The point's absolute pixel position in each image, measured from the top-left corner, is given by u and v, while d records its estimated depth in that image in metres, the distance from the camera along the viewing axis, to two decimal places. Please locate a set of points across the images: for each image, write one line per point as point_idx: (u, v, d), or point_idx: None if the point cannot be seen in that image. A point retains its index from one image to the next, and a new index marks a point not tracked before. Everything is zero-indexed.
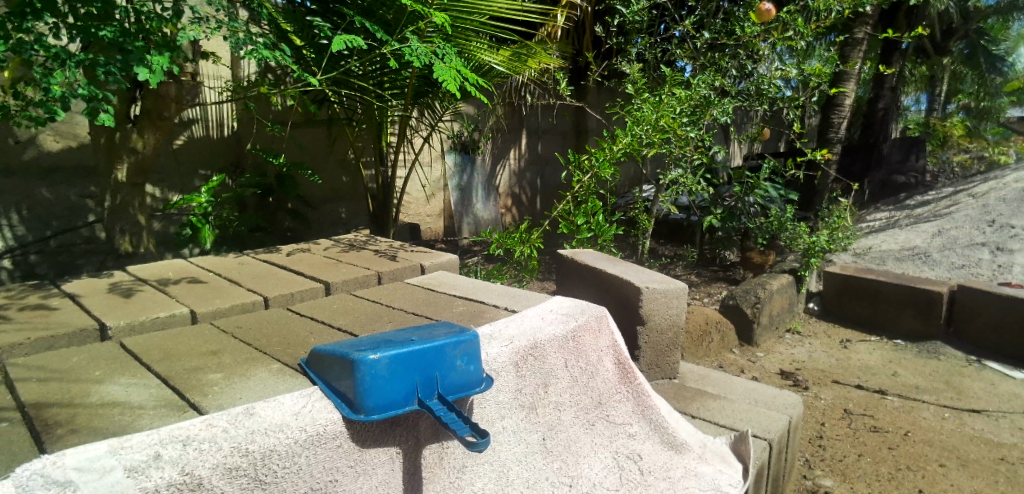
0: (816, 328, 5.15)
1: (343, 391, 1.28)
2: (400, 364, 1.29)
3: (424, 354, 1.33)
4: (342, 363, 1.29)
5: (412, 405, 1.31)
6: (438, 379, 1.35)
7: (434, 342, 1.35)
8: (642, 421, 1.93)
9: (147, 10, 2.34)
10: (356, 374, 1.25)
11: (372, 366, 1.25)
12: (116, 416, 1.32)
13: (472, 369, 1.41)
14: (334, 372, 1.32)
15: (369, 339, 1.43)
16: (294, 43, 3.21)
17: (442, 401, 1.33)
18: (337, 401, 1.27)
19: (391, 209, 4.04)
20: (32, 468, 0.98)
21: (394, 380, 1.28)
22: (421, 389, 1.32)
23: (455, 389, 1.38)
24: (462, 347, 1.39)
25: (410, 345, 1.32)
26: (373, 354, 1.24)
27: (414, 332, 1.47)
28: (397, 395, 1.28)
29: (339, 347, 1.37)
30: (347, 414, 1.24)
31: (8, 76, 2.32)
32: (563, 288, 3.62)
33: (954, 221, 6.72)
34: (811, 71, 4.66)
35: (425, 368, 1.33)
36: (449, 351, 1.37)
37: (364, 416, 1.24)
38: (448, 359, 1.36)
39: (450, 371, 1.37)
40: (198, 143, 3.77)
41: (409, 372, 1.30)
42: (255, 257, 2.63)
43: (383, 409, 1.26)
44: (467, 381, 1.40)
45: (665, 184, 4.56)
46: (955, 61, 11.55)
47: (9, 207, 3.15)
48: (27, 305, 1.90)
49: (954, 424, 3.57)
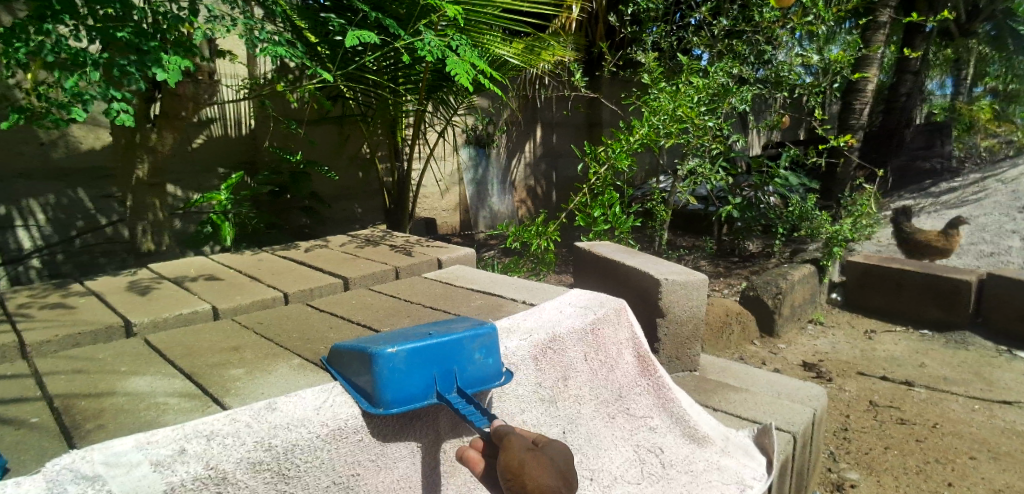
0: (839, 319, 5.09)
1: (362, 385, 1.28)
2: (418, 356, 1.29)
3: (443, 346, 1.33)
4: (359, 358, 1.29)
5: (431, 398, 1.31)
6: (457, 373, 1.34)
7: (453, 335, 1.35)
8: (663, 414, 1.93)
9: (163, 11, 2.36)
10: (373, 368, 1.25)
11: (390, 359, 1.25)
12: (142, 411, 1.34)
13: (493, 361, 1.41)
14: (352, 369, 1.32)
15: (387, 333, 1.43)
16: (309, 40, 3.21)
17: (461, 394, 1.33)
18: (357, 396, 1.28)
19: (408, 204, 4.05)
20: (61, 463, 0.99)
21: (413, 374, 1.27)
22: (440, 381, 1.32)
23: (475, 382, 1.38)
24: (481, 340, 1.40)
25: (427, 338, 1.32)
26: (391, 347, 1.24)
27: (431, 325, 1.47)
28: (415, 388, 1.28)
29: (357, 342, 1.37)
30: (366, 408, 1.24)
31: (30, 78, 2.35)
32: (581, 281, 3.61)
33: (981, 208, 6.59)
34: (832, 56, 4.57)
35: (443, 361, 1.33)
36: (468, 344, 1.37)
37: (383, 410, 1.24)
38: (467, 351, 1.37)
39: (469, 364, 1.37)
40: (216, 142, 3.80)
41: (428, 364, 1.30)
42: (273, 253, 2.65)
43: (401, 402, 1.26)
44: (487, 374, 1.40)
45: (683, 175, 4.51)
46: (982, 44, 11.26)
47: (35, 207, 3.21)
48: (51, 303, 1.92)
49: (984, 416, 3.50)
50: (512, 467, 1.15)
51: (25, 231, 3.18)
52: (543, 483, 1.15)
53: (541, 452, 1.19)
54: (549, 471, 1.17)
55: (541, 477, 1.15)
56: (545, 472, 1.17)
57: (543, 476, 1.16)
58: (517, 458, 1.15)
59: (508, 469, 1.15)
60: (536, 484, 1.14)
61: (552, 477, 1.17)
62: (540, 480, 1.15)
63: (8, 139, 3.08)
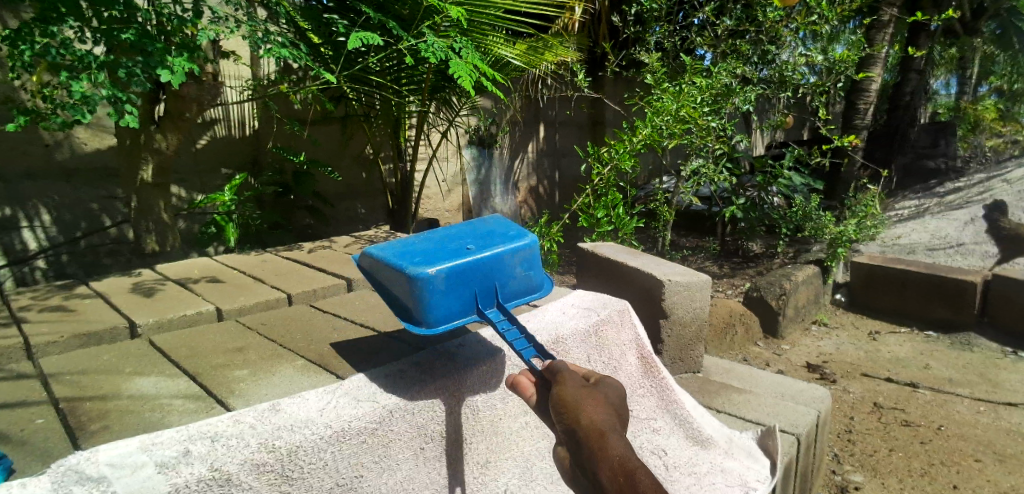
0: (843, 320, 5.08)
1: (405, 303, 1.39)
2: (457, 276, 1.38)
3: (482, 264, 1.42)
4: (399, 277, 1.39)
5: (471, 314, 1.43)
6: (496, 288, 1.45)
7: (493, 252, 1.44)
8: (666, 416, 1.94)
9: (167, 12, 2.37)
10: (415, 290, 1.35)
11: (431, 281, 1.35)
12: (146, 412, 1.34)
13: (530, 274, 1.52)
14: (392, 284, 1.42)
15: (423, 241, 1.52)
16: (312, 41, 3.21)
17: (500, 310, 1.45)
18: (400, 312, 1.40)
19: (412, 205, 4.06)
20: (66, 464, 0.99)
21: (452, 292, 1.38)
22: (481, 298, 1.43)
23: (513, 295, 1.49)
24: (519, 255, 1.49)
25: (466, 257, 1.41)
26: (430, 270, 1.33)
27: (466, 234, 1.55)
28: (456, 304, 1.40)
29: (398, 251, 1.46)
30: (409, 325, 1.37)
31: (36, 80, 2.36)
32: (584, 282, 3.61)
33: (987, 208, 6.56)
34: (836, 55, 4.56)
35: (482, 278, 1.43)
36: (506, 260, 1.47)
37: (427, 328, 1.37)
38: (505, 268, 1.46)
39: (509, 279, 1.47)
40: (220, 143, 3.81)
41: (467, 282, 1.40)
42: (277, 253, 2.66)
43: (445, 319, 1.38)
44: (524, 287, 1.51)
45: (686, 175, 4.51)
46: (987, 43, 11.22)
47: (40, 207, 3.22)
48: (56, 305, 1.93)
49: (989, 418, 3.49)
50: (565, 399, 1.19)
51: (31, 231, 3.19)
52: (597, 417, 1.17)
53: (594, 391, 1.23)
54: (602, 407, 1.20)
55: (595, 413, 1.17)
56: (599, 407, 1.20)
57: (596, 411, 1.18)
58: (571, 391, 1.20)
59: (562, 402, 1.19)
60: (590, 418, 1.16)
61: (606, 412, 1.20)
62: (594, 413, 1.17)
63: (14, 140, 3.10)
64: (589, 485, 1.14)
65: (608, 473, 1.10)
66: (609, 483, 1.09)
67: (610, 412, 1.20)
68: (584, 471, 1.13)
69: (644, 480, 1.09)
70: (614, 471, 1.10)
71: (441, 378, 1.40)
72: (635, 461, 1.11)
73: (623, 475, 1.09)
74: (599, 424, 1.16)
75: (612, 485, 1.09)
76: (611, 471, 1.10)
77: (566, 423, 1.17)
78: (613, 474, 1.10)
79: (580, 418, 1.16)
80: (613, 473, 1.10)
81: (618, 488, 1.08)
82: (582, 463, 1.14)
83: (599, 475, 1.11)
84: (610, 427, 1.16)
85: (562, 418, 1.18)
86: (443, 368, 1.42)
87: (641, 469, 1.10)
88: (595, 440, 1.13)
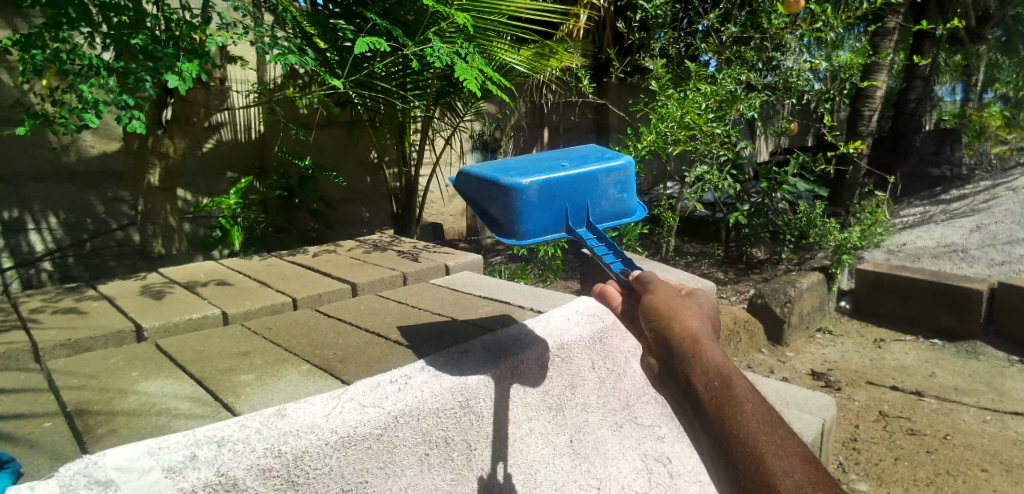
0: (848, 327, 5.07)
1: (496, 214, 1.38)
2: (550, 190, 1.36)
3: (576, 181, 1.39)
4: (492, 189, 1.38)
5: (561, 233, 1.39)
6: (589, 207, 1.41)
7: (588, 169, 1.39)
8: (670, 423, 1.94)
9: (176, 18, 2.38)
10: (509, 201, 1.34)
11: (524, 192, 1.32)
12: (153, 416, 1.35)
13: (625, 197, 1.45)
14: (483, 196, 1.41)
15: (517, 161, 1.49)
16: (318, 46, 3.23)
17: (592, 230, 1.40)
18: (491, 225, 1.39)
19: (416, 210, 4.08)
20: (73, 468, 0.98)
21: (545, 206, 1.35)
22: (572, 216, 1.40)
23: (605, 218, 1.44)
24: (615, 176, 1.43)
25: (562, 172, 1.37)
26: (524, 180, 1.31)
27: (561, 155, 1.51)
28: (548, 220, 1.37)
29: (491, 167, 1.45)
30: (499, 237, 1.36)
31: (46, 84, 2.39)
32: (588, 288, 3.62)
33: (992, 216, 6.55)
34: (842, 63, 4.56)
35: (575, 196, 1.39)
36: (601, 180, 1.42)
37: (516, 241, 1.36)
38: (599, 187, 1.41)
39: (602, 200, 1.42)
40: (226, 147, 3.83)
41: (560, 197, 1.37)
42: (282, 258, 2.67)
43: (535, 233, 1.36)
44: (617, 211, 1.45)
45: (690, 182, 4.51)
46: (993, 51, 11.21)
47: (47, 210, 3.24)
48: (64, 307, 1.94)
49: (996, 427, 3.48)
50: (657, 307, 1.13)
51: (38, 234, 3.21)
52: (691, 326, 1.10)
53: (687, 301, 1.18)
54: (697, 317, 1.15)
55: (691, 323, 1.11)
56: (692, 316, 1.13)
57: (692, 321, 1.11)
58: (664, 299, 1.15)
59: (653, 309, 1.14)
60: (685, 326, 1.10)
61: (700, 322, 1.14)
62: (688, 321, 1.11)
63: (23, 143, 3.12)
64: (677, 394, 1.08)
65: (704, 383, 1.03)
66: (703, 390, 1.03)
67: (704, 324, 1.15)
68: (676, 382, 1.07)
69: (742, 394, 1.02)
70: (709, 378, 1.03)
71: (446, 385, 1.41)
72: (734, 373, 1.04)
73: (721, 385, 1.03)
74: (696, 333, 1.09)
75: (707, 396, 1.02)
76: (707, 381, 1.03)
77: (659, 333, 1.11)
78: (710, 383, 1.03)
79: (675, 326, 1.10)
80: (710, 383, 1.03)
81: (715, 400, 1.02)
82: (674, 372, 1.07)
83: (692, 381, 1.04)
84: (707, 338, 1.10)
85: (655, 327, 1.12)
86: (447, 375, 1.44)
87: (740, 382, 1.03)
88: (691, 349, 1.06)
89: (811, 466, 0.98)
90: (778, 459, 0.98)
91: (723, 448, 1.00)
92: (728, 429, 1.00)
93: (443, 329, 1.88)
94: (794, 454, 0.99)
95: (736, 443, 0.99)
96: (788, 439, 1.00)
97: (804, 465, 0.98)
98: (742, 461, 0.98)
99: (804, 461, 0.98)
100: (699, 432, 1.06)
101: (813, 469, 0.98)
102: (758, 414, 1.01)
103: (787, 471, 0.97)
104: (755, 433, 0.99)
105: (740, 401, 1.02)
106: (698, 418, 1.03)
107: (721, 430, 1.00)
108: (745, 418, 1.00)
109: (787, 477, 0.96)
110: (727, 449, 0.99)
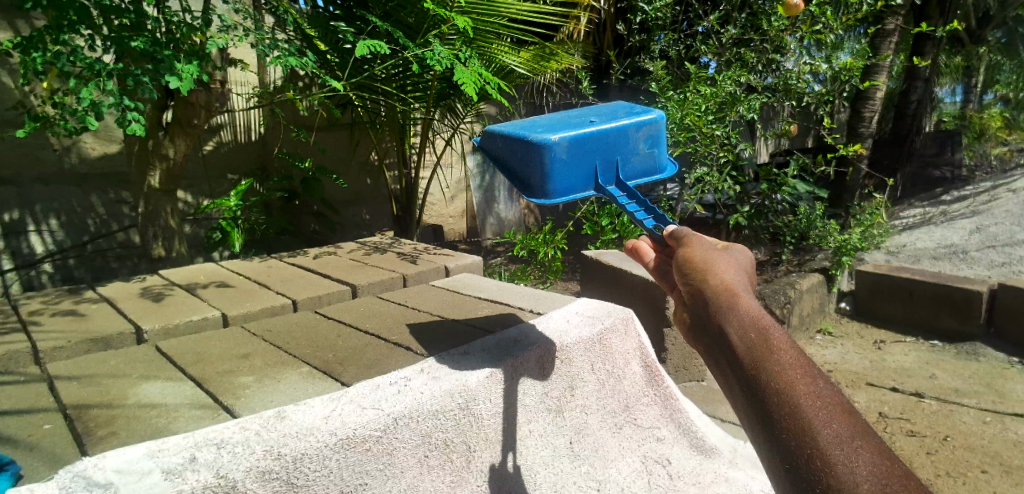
0: (848, 329, 5.07)
1: (527, 174, 1.41)
2: (580, 146, 1.39)
3: (606, 137, 1.42)
4: (522, 147, 1.41)
5: (591, 190, 1.42)
6: (618, 164, 1.44)
7: (618, 124, 1.43)
8: (670, 425, 1.94)
9: (176, 21, 2.39)
10: (539, 158, 1.37)
11: (554, 148, 1.36)
12: (153, 418, 1.35)
13: (654, 152, 1.48)
14: (513, 157, 1.45)
15: (545, 120, 1.52)
16: (319, 48, 3.26)
17: (621, 187, 1.43)
18: (521, 185, 1.42)
19: (417, 212, 4.09)
20: (74, 470, 1.00)
21: (574, 163, 1.39)
22: (601, 173, 1.43)
23: (635, 174, 1.47)
24: (644, 131, 1.46)
25: (592, 128, 1.41)
26: (555, 136, 1.34)
27: (590, 114, 1.54)
28: (577, 178, 1.40)
29: (521, 127, 1.48)
30: (529, 196, 1.39)
31: (47, 87, 2.39)
32: (588, 290, 3.62)
33: (992, 217, 6.55)
34: (841, 64, 4.59)
35: (605, 152, 1.42)
36: (631, 135, 1.45)
37: (545, 200, 1.38)
38: (629, 143, 1.44)
39: (631, 156, 1.45)
40: (226, 148, 3.83)
41: (590, 154, 1.40)
42: (282, 259, 2.67)
43: (565, 191, 1.39)
44: (647, 167, 1.48)
45: (690, 183, 4.52)
46: (994, 52, 11.21)
47: (48, 212, 3.24)
48: (64, 309, 1.94)
49: (996, 429, 3.47)
50: (693, 261, 1.01)
51: (39, 235, 3.21)
52: (728, 277, 0.96)
53: (728, 257, 1.03)
54: (737, 273, 0.99)
55: (730, 277, 0.96)
56: (731, 271, 0.99)
57: (730, 275, 0.96)
58: (701, 254, 1.02)
59: (689, 263, 1.01)
60: (720, 278, 0.96)
61: (740, 278, 0.98)
62: (725, 274, 0.97)
63: (24, 145, 3.13)
64: (708, 351, 0.90)
65: (738, 332, 0.86)
66: (737, 340, 0.86)
67: (745, 280, 0.99)
68: (705, 335, 0.90)
69: (785, 346, 0.85)
70: (745, 327, 0.87)
71: (446, 387, 1.41)
72: (774, 326, 0.88)
73: (757, 335, 0.86)
74: (735, 287, 0.94)
75: (740, 343, 0.85)
76: (742, 330, 0.87)
77: (693, 284, 0.97)
78: (746, 333, 0.86)
79: (710, 279, 0.95)
80: (745, 331, 0.86)
81: (749, 347, 0.84)
82: (704, 325, 0.91)
83: (725, 331, 0.87)
84: (746, 293, 0.94)
85: (689, 280, 0.98)
86: (446, 376, 1.44)
87: (781, 336, 0.87)
88: (726, 299, 0.91)
89: (862, 434, 0.78)
90: (824, 415, 0.78)
91: (754, 400, 0.81)
92: (762, 379, 0.81)
93: (444, 331, 1.88)
94: (841, 416, 0.79)
95: (771, 394, 0.80)
96: (835, 400, 0.81)
97: (853, 430, 0.78)
98: (775, 415, 0.79)
99: (853, 427, 0.78)
100: (728, 392, 0.87)
101: (865, 438, 0.77)
102: (800, 367, 0.83)
103: (829, 432, 0.77)
104: (793, 385, 0.81)
105: (783, 355, 0.84)
106: (728, 370, 0.86)
107: (752, 379, 0.82)
108: (783, 369, 0.82)
109: (828, 440, 0.76)
110: (758, 400, 0.81)
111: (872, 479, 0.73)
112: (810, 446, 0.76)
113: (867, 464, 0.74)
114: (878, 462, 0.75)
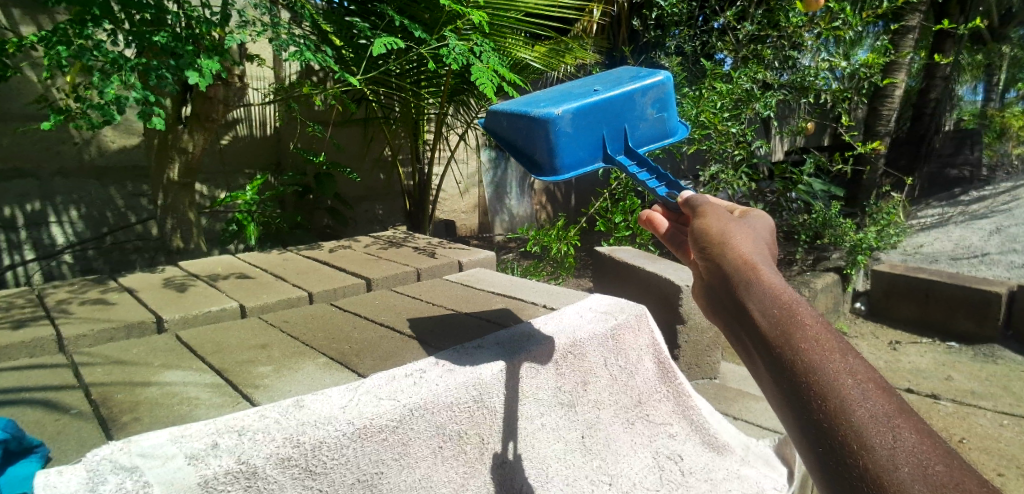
0: (863, 329, 5.06)
1: (533, 150, 1.42)
2: (583, 118, 1.39)
3: (610, 105, 1.42)
4: (525, 124, 1.40)
5: (599, 160, 1.43)
6: (627, 130, 1.44)
7: (623, 90, 1.43)
8: (682, 421, 1.95)
9: (196, 16, 2.40)
10: (545, 132, 1.37)
11: (558, 121, 1.35)
12: (176, 405, 1.38)
13: (664, 116, 1.48)
14: (517, 133, 1.44)
15: (546, 95, 1.51)
16: (334, 43, 3.22)
17: (628, 153, 1.44)
18: (526, 163, 1.44)
19: (429, 207, 4.15)
20: (101, 453, 1.02)
21: (579, 134, 1.39)
22: (608, 142, 1.44)
23: (645, 140, 1.48)
24: (651, 95, 1.46)
25: (595, 96, 1.41)
26: (558, 109, 1.34)
27: (594, 83, 1.54)
28: (584, 150, 1.41)
29: (524, 102, 1.48)
30: (537, 173, 1.40)
31: (70, 81, 2.42)
32: (600, 285, 3.65)
33: (1012, 218, 6.49)
34: (861, 61, 4.51)
35: (611, 122, 1.43)
36: (638, 99, 1.45)
37: (555, 177, 1.40)
38: (636, 109, 1.45)
39: (639, 122, 1.46)
40: (243, 142, 3.87)
41: (594, 123, 1.41)
42: (298, 252, 2.69)
43: (573, 165, 1.40)
44: (657, 132, 1.48)
45: (705, 181, 4.51)
46: (1017, 50, 11.05)
47: (68, 203, 3.29)
48: (88, 299, 1.98)
49: (1013, 432, 3.44)
50: (709, 230, 0.97)
51: (59, 227, 3.27)
52: (748, 251, 0.93)
53: (744, 224, 1.00)
54: (757, 244, 0.97)
55: (746, 247, 0.94)
56: (749, 240, 0.96)
57: (749, 245, 0.94)
58: (716, 222, 0.99)
59: (705, 233, 0.97)
60: (740, 251, 0.92)
61: (758, 246, 0.96)
62: (745, 246, 0.94)
63: (46, 138, 3.17)
64: (734, 329, 0.88)
65: (760, 309, 0.85)
66: (765, 323, 0.84)
67: (764, 249, 0.96)
68: (726, 311, 0.89)
69: (810, 322, 0.84)
70: (773, 309, 0.84)
71: (460, 380, 1.42)
72: (797, 299, 0.87)
73: (782, 311, 0.84)
74: (752, 257, 0.92)
75: (765, 322, 0.84)
76: (765, 306, 0.85)
77: (708, 257, 0.94)
78: (769, 310, 0.84)
79: (727, 249, 0.93)
80: (768, 308, 0.85)
81: (773, 324, 0.83)
82: (723, 301, 0.90)
83: (752, 314, 0.85)
84: (764, 262, 0.92)
85: (704, 252, 0.95)
86: (460, 369, 1.46)
87: (805, 310, 0.85)
88: (745, 274, 0.89)
89: (900, 411, 0.77)
90: (862, 398, 0.76)
91: (783, 380, 0.80)
92: (789, 357, 0.81)
93: (457, 326, 1.90)
94: (876, 394, 0.78)
95: (800, 375, 0.79)
96: (869, 377, 0.79)
97: (889, 407, 0.77)
98: (805, 395, 0.78)
99: (888, 404, 0.77)
100: (755, 370, 0.87)
101: (902, 415, 0.77)
102: (829, 343, 0.81)
103: (865, 411, 0.76)
104: (825, 363, 0.79)
105: (811, 334, 0.82)
106: (755, 350, 0.84)
107: (780, 361, 0.81)
108: (811, 348, 0.81)
109: (863, 419, 0.75)
110: (787, 381, 0.80)
111: (911, 461, 0.72)
112: (844, 427, 0.75)
113: (907, 444, 0.73)
114: (918, 442, 0.74)
